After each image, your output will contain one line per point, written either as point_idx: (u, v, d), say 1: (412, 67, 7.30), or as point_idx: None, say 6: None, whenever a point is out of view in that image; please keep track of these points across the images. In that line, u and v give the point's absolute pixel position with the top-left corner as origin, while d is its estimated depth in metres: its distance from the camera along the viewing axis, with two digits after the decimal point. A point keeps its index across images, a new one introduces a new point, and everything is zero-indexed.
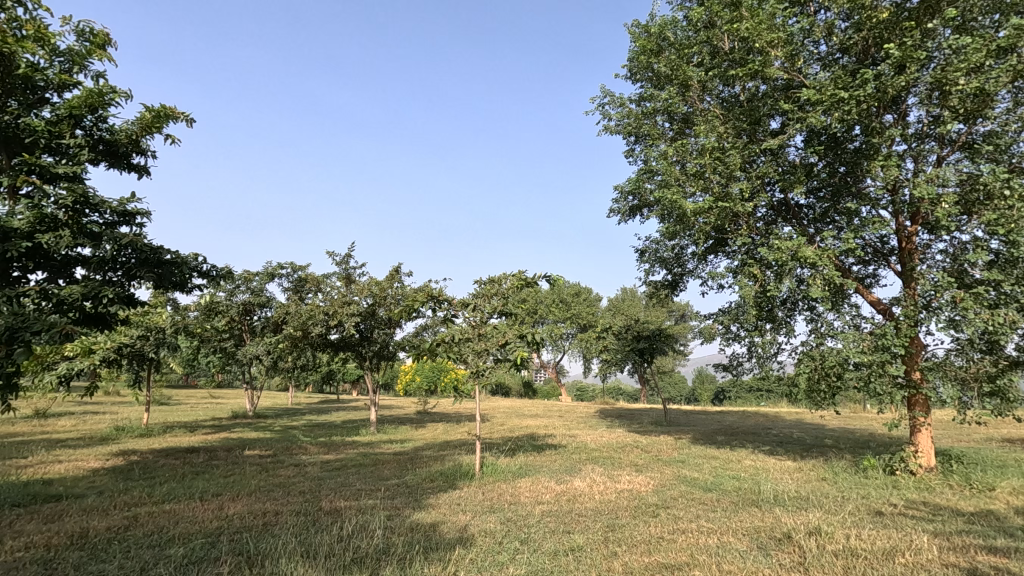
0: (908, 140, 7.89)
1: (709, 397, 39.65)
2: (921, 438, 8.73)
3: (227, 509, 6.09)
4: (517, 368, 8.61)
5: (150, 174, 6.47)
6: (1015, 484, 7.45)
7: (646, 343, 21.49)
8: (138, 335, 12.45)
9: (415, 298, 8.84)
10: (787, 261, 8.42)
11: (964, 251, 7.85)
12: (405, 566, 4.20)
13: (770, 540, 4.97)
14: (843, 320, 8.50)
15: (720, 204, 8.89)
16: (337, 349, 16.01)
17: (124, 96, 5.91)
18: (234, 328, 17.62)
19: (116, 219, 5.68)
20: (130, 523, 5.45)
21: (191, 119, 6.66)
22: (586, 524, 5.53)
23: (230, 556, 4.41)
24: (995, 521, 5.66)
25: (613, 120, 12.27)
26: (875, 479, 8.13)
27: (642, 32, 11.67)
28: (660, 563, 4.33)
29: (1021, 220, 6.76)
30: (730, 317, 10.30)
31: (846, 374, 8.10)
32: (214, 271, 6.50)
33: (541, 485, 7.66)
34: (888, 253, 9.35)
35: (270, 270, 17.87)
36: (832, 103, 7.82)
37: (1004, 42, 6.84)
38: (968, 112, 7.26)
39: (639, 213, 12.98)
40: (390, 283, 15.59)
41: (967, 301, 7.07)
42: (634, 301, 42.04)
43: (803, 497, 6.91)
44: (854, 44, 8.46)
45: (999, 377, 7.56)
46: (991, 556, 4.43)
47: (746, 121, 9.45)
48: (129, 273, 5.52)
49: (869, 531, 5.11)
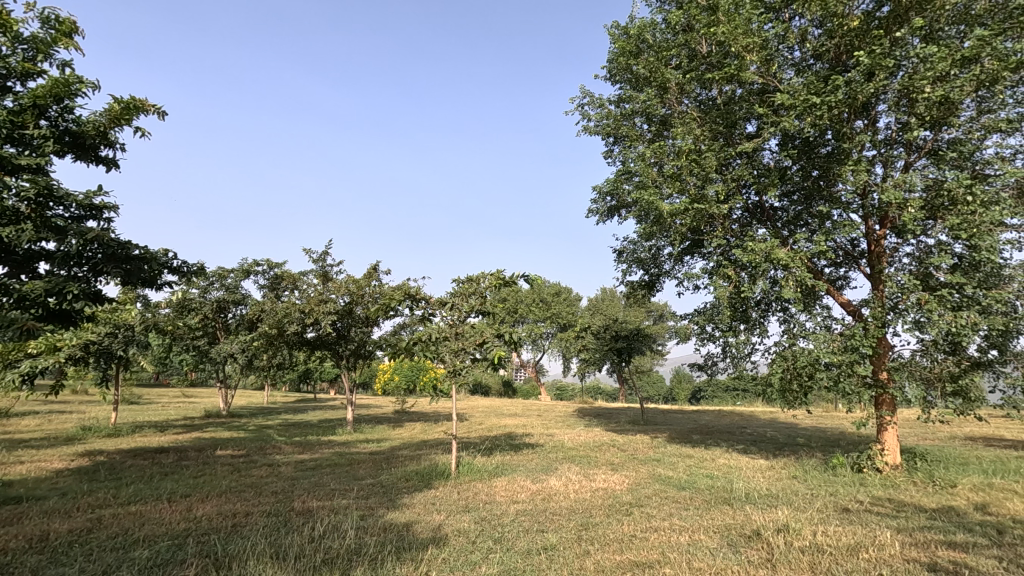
0: (878, 146, 8.08)
1: (685, 396, 40.04)
2: (887, 437, 8.94)
3: (195, 511, 5.95)
4: (495, 368, 8.62)
5: (119, 167, 6.30)
6: (976, 481, 7.70)
7: (624, 343, 21.59)
8: (105, 332, 12.08)
9: (391, 297, 8.77)
10: (760, 262, 8.57)
11: (930, 254, 8.09)
12: (377, 566, 4.17)
13: (740, 537, 5.05)
14: (814, 321, 8.69)
15: (696, 205, 8.99)
16: (313, 347, 15.81)
17: (91, 87, 5.75)
18: (208, 325, 17.26)
19: (83, 213, 5.52)
20: (93, 526, 5.30)
21: (163, 111, 6.49)
22: (559, 523, 5.54)
23: (196, 559, 4.29)
24: (955, 517, 5.85)
25: (593, 120, 12.31)
26: (843, 477, 8.31)
27: (621, 33, 11.71)
28: (632, 561, 4.37)
29: (982, 225, 6.96)
30: (705, 317, 10.42)
31: (817, 374, 8.25)
32: (185, 267, 6.31)
33: (517, 484, 7.63)
34: (858, 256, 9.56)
35: (245, 266, 17.62)
36: (804, 108, 8.00)
37: (969, 52, 6.99)
38: (934, 120, 7.49)
39: (617, 213, 13.05)
40: (368, 281, 15.38)
41: (932, 303, 7.27)
42: (613, 301, 42.25)
43: (773, 494, 7.03)
44: (827, 50, 8.65)
45: (962, 377, 7.82)
46: (951, 551, 4.55)
47: (723, 123, 9.57)
48: (96, 268, 5.34)
49: (835, 528, 5.22)
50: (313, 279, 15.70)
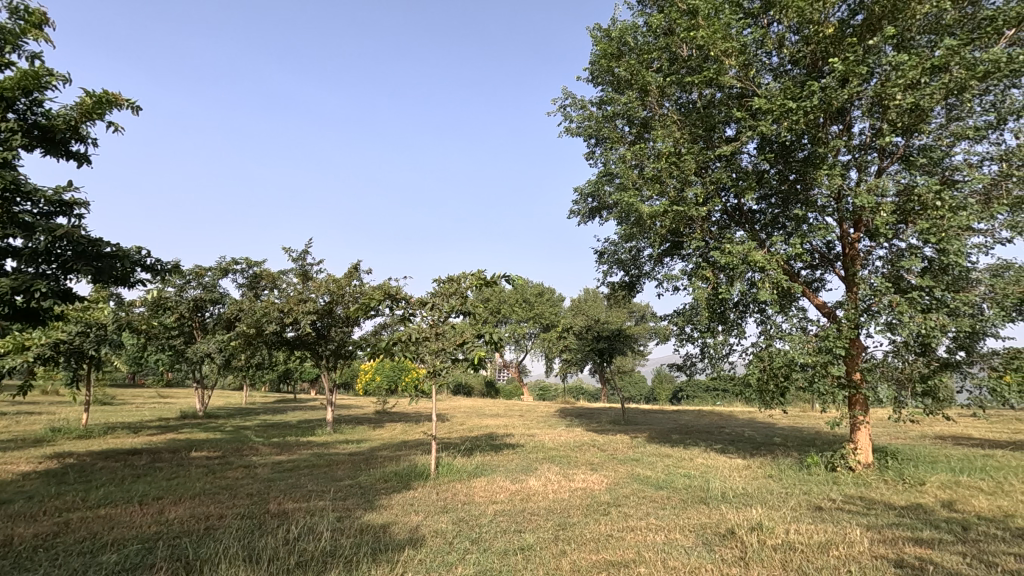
0: (853, 151, 8.25)
1: (666, 396, 40.32)
2: (860, 437, 9.12)
3: (168, 514, 5.84)
4: (475, 368, 8.63)
5: (91, 162, 6.16)
6: (944, 479, 7.91)
7: (606, 343, 21.62)
8: (76, 331, 11.80)
9: (372, 296, 8.70)
10: (737, 265, 8.69)
11: (901, 257, 8.27)
12: (352, 568, 4.14)
13: (715, 536, 5.11)
14: (790, 322, 8.83)
15: (675, 207, 9.10)
16: (292, 347, 15.62)
17: (62, 80, 5.63)
18: (184, 324, 16.95)
19: (53, 210, 5.40)
20: (60, 530, 5.17)
21: (136, 106, 6.36)
22: (537, 523, 5.55)
23: (165, 562, 4.23)
24: (922, 513, 6.01)
25: (575, 122, 12.34)
26: (817, 476, 8.47)
27: (603, 36, 11.75)
28: (607, 561, 4.39)
29: (950, 230, 7.15)
30: (684, 318, 10.52)
31: (793, 374, 8.38)
32: (158, 265, 6.18)
33: (496, 484, 7.65)
34: (833, 258, 9.75)
35: (223, 265, 17.35)
36: (781, 113, 8.11)
37: (938, 61, 7.17)
38: (905, 126, 7.68)
39: (598, 214, 13.13)
40: (349, 280, 15.24)
41: (902, 305, 7.44)
42: (596, 301, 42.41)
43: (748, 493, 7.14)
44: (804, 57, 8.81)
45: (931, 377, 8.03)
46: (917, 547, 4.67)
47: (702, 127, 9.73)
48: (65, 266, 5.20)
49: (807, 526, 5.32)
50: (292, 278, 15.50)
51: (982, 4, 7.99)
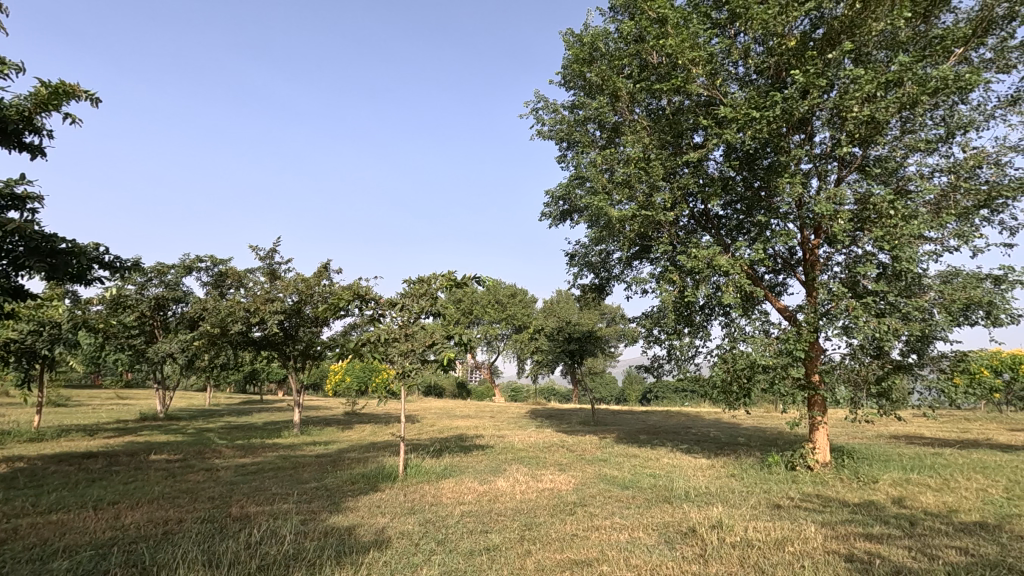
0: (814, 160, 8.53)
1: (637, 396, 40.90)
2: (819, 436, 9.41)
3: (124, 518, 5.67)
4: (444, 369, 8.63)
5: (45, 154, 5.94)
6: (895, 477, 8.24)
7: (577, 344, 21.81)
8: (28, 331, 11.33)
9: (340, 297, 8.60)
10: (703, 268, 8.89)
11: (858, 263, 8.59)
12: (315, 571, 4.11)
13: (677, 534, 5.22)
14: (753, 325, 9.06)
15: (643, 212, 9.26)
16: (258, 347, 15.30)
17: (15, 69, 5.42)
18: (145, 323, 16.45)
19: (5, 204, 5.20)
20: (8, 536, 4.98)
21: (96, 98, 6.16)
22: (503, 523, 5.60)
23: (120, 568, 4.11)
24: (875, 510, 6.25)
25: (547, 125, 12.45)
26: (777, 475, 8.71)
27: (576, 40, 11.87)
28: (571, 561, 4.44)
29: (903, 237, 7.47)
30: (652, 320, 10.67)
31: (756, 376, 8.59)
32: (118, 262, 5.98)
33: (464, 485, 7.67)
34: (794, 263, 10.06)
35: (187, 262, 16.90)
36: (745, 121, 8.33)
37: (893, 75, 7.46)
38: (862, 137, 7.97)
39: (569, 217, 13.25)
40: (318, 280, 15.01)
41: (858, 309, 7.72)
42: (569, 302, 42.68)
43: (711, 492, 7.31)
44: (768, 67, 9.08)
45: (885, 379, 8.34)
46: (867, 542, 4.85)
47: (670, 134, 9.93)
48: (17, 262, 5.01)
49: (765, 523, 5.48)
50: (259, 277, 15.20)
51: (933, 22, 8.42)
